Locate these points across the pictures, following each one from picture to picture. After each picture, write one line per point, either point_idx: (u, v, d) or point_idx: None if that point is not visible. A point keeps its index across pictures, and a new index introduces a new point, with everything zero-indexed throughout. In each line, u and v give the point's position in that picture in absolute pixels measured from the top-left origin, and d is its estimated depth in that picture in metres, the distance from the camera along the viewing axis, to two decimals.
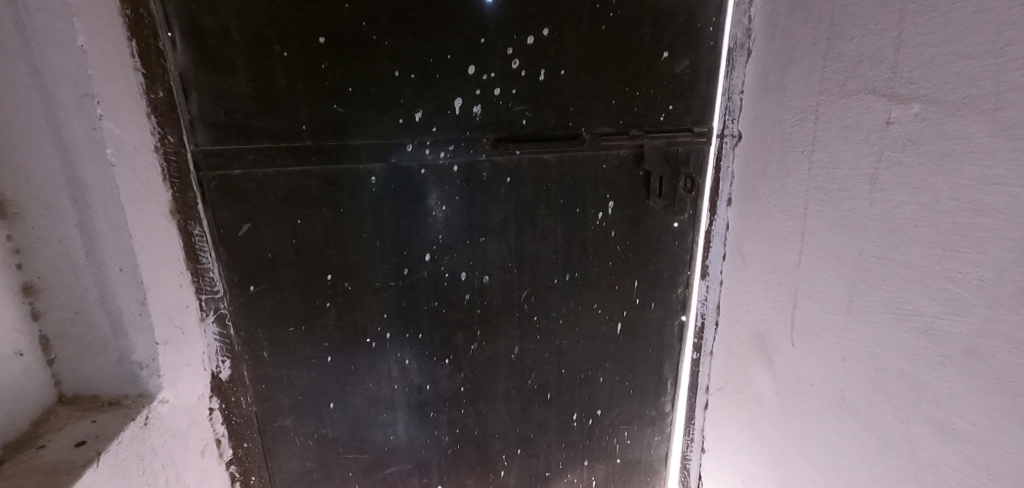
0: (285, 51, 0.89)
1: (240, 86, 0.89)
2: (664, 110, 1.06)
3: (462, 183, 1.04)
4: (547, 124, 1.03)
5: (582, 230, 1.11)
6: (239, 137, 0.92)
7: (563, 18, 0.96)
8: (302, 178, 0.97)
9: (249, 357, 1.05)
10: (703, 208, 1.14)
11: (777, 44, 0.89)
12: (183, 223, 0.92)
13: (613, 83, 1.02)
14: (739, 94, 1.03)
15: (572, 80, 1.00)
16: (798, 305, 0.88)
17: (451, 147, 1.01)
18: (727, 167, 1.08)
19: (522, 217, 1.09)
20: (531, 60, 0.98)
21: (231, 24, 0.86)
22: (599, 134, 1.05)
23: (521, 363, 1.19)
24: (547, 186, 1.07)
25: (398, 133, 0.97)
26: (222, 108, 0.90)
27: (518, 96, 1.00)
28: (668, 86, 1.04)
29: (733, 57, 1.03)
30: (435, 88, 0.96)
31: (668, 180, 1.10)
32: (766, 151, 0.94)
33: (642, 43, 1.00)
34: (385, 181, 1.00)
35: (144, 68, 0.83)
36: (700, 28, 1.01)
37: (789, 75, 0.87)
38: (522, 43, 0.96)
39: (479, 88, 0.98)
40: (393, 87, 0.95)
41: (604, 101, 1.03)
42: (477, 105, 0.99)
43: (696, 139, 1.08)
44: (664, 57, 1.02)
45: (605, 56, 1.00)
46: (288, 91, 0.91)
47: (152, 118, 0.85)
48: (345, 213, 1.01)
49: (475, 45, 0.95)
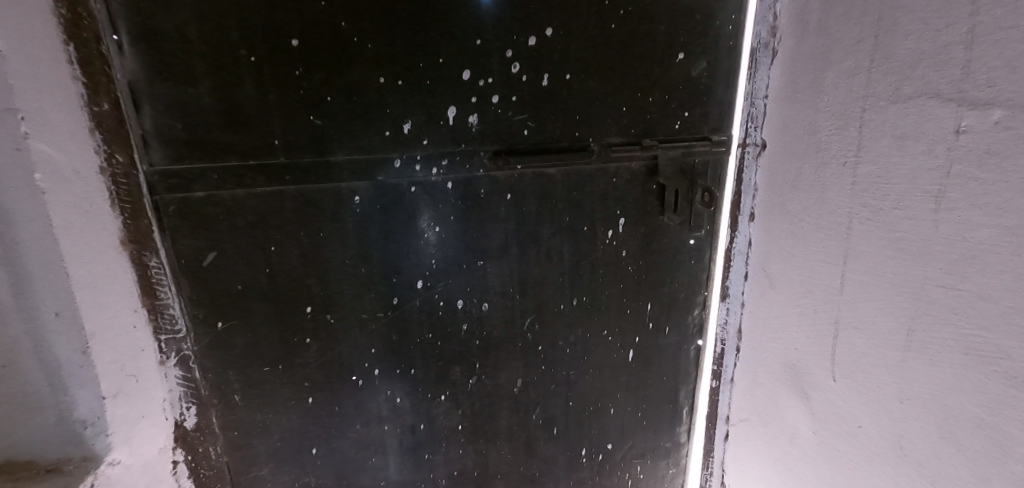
0: (252, 56, 0.77)
1: (202, 97, 0.78)
2: (679, 118, 0.96)
3: (458, 202, 0.93)
4: (551, 134, 0.92)
5: (591, 250, 1.01)
6: (202, 155, 0.80)
7: (568, 16, 0.85)
8: (276, 201, 0.85)
9: (218, 403, 0.91)
10: (722, 223, 1.04)
11: (810, 43, 0.80)
12: (137, 254, 0.80)
13: (624, 88, 0.92)
14: (763, 97, 0.93)
15: (578, 85, 0.90)
16: (841, 337, 0.79)
17: (445, 162, 0.90)
18: (750, 178, 0.98)
19: (525, 237, 0.98)
20: (533, 63, 0.87)
21: (190, 25, 0.74)
22: (609, 145, 0.95)
23: (525, 396, 1.08)
24: (550, 203, 0.97)
25: (385, 147, 0.86)
26: (179, 122, 0.78)
27: (520, 104, 0.89)
28: (683, 91, 0.94)
29: (756, 57, 0.93)
30: (426, 96, 0.86)
31: (683, 195, 1.00)
32: (798, 162, 0.85)
33: (655, 44, 0.90)
34: (370, 202, 0.89)
35: (86, 77, 0.71)
36: (719, 26, 0.91)
37: (826, 78, 0.77)
38: (523, 44, 0.86)
39: (476, 96, 0.87)
40: (378, 95, 0.84)
41: (614, 109, 0.93)
42: (473, 114, 0.88)
43: (714, 149, 0.98)
44: (680, 59, 0.92)
45: (615, 58, 0.89)
46: (257, 101, 0.80)
47: (97, 135, 0.73)
48: (327, 238, 0.89)
49: (470, 48, 0.84)
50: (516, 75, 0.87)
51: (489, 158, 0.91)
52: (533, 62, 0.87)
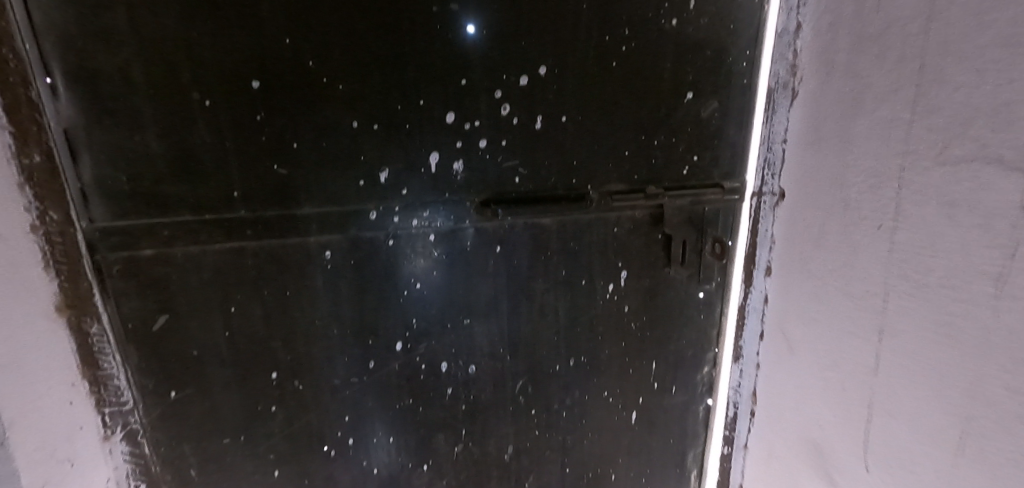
0: (206, 99, 0.68)
1: (149, 144, 0.69)
2: (687, 162, 0.87)
3: (442, 256, 0.84)
4: (545, 181, 0.83)
5: (590, 306, 0.92)
6: (151, 209, 0.71)
7: (564, 53, 0.76)
8: (236, 258, 0.76)
9: (171, 478, 0.82)
10: (734, 276, 0.94)
11: (836, 87, 0.70)
12: (76, 319, 0.71)
13: (626, 131, 0.83)
14: (781, 142, 0.82)
15: (576, 128, 0.81)
16: (874, 422, 0.69)
17: (427, 213, 0.81)
18: (766, 230, 0.88)
19: (515, 292, 0.88)
20: (525, 104, 0.78)
21: (134, 66, 0.65)
22: (609, 192, 0.86)
23: (517, 464, 0.98)
24: (543, 256, 0.87)
25: (358, 197, 0.77)
26: (124, 173, 0.69)
27: (510, 149, 0.80)
28: (692, 133, 0.85)
29: (774, 98, 0.82)
30: (404, 142, 0.77)
31: (691, 245, 0.91)
32: (821, 218, 0.75)
33: (661, 83, 0.81)
34: (343, 257, 0.80)
35: (14, 126, 0.62)
36: (731, 63, 0.82)
37: (856, 127, 0.67)
38: (513, 84, 0.77)
39: (461, 140, 0.78)
40: (350, 141, 0.75)
41: (615, 153, 0.84)
42: (458, 160, 0.79)
43: (726, 196, 0.89)
44: (688, 99, 0.83)
45: (616, 98, 0.80)
46: (213, 149, 0.71)
47: (28, 189, 0.65)
48: (294, 297, 0.80)
49: (454, 88, 0.75)
50: (505, 117, 0.78)
51: (474, 208, 0.82)
52: (524, 104, 0.78)
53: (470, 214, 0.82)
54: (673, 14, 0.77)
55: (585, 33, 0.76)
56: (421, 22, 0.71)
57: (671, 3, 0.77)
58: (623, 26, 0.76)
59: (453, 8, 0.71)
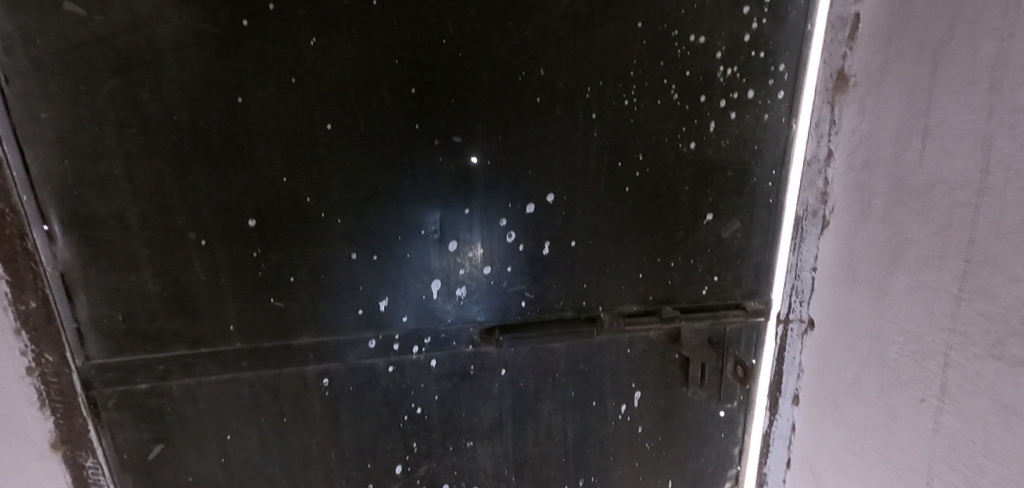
0: (202, 239, 0.67)
1: (145, 283, 0.67)
2: (707, 282, 0.81)
3: (443, 380, 0.80)
4: (553, 304, 0.78)
5: (600, 427, 0.86)
6: (146, 345, 0.70)
7: (573, 180, 0.72)
8: (232, 387, 0.74)
9: None
10: (759, 397, 0.87)
11: (871, 231, 0.64)
12: (71, 454, 0.71)
13: (640, 254, 0.77)
14: (811, 270, 0.76)
15: (586, 252, 0.76)
16: None
17: (428, 340, 0.77)
18: (794, 358, 0.81)
19: (521, 414, 0.84)
20: (532, 230, 0.74)
21: (130, 210, 0.64)
22: (621, 314, 0.80)
23: None
24: (550, 378, 0.83)
25: (357, 326, 0.75)
26: (120, 311, 0.68)
27: (515, 274, 0.76)
28: (712, 254, 0.79)
29: (803, 225, 0.76)
30: (404, 271, 0.73)
31: (711, 366, 0.85)
32: (855, 366, 0.68)
33: (678, 205, 0.75)
34: (341, 384, 0.77)
35: (10, 276, 0.62)
36: (756, 184, 0.76)
37: (892, 281, 0.61)
38: (519, 211, 0.73)
39: (464, 267, 0.75)
40: (348, 272, 0.72)
41: (628, 275, 0.79)
42: (461, 287, 0.76)
43: (750, 318, 0.82)
44: (708, 220, 0.77)
45: (629, 222, 0.75)
46: (209, 285, 0.69)
47: (24, 334, 0.64)
48: (291, 423, 0.77)
49: (457, 217, 0.72)
50: (511, 244, 0.74)
51: (478, 334, 0.78)
52: (530, 230, 0.74)
53: (474, 338, 0.78)
54: (691, 137, 0.72)
55: (596, 160, 0.71)
56: (422, 155, 0.68)
57: (688, 126, 0.72)
58: (637, 152, 0.72)
59: (455, 141, 0.68)
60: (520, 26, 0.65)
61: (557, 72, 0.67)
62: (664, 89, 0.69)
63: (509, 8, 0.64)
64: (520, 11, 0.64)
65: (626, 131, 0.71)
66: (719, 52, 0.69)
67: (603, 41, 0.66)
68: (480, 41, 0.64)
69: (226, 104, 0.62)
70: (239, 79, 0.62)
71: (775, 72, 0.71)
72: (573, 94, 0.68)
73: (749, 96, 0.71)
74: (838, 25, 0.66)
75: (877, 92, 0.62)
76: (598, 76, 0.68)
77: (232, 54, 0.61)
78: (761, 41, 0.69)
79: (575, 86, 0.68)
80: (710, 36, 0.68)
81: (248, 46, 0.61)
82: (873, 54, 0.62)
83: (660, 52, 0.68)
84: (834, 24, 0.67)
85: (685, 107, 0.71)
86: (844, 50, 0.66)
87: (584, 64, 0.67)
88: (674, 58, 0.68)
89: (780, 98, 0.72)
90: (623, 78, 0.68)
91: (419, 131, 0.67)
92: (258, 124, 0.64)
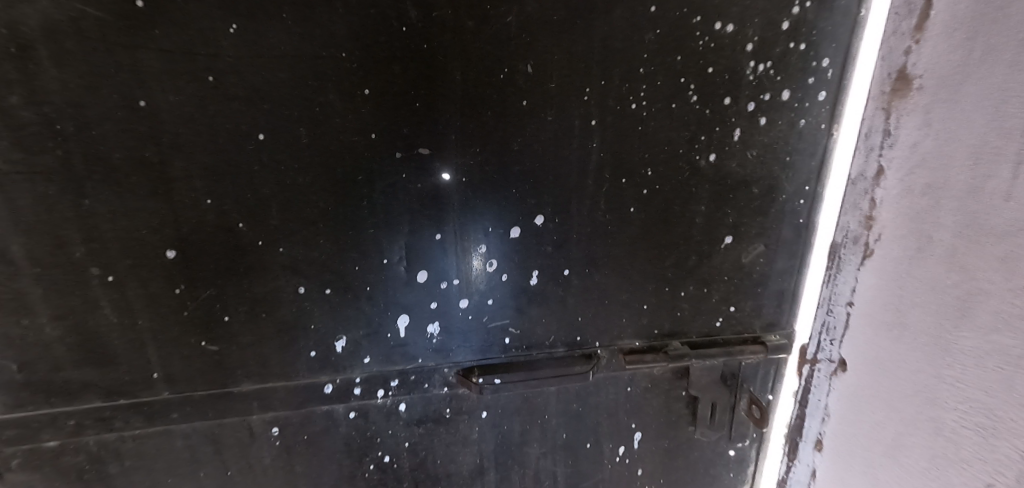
0: (108, 274, 0.54)
1: (42, 327, 0.55)
2: (723, 313, 0.69)
3: (414, 427, 0.68)
4: (542, 340, 0.67)
5: (596, 471, 0.76)
6: (51, 397, 0.57)
7: (567, 199, 0.60)
8: (163, 440, 0.62)
9: None
10: (776, 438, 0.77)
11: (931, 272, 0.52)
12: None
13: (645, 282, 0.66)
14: (846, 305, 0.63)
15: (582, 282, 0.65)
16: None
17: (395, 383, 0.66)
18: (819, 402, 0.69)
19: (506, 459, 0.73)
20: (518, 258, 0.62)
21: (12, 241, 0.51)
22: (622, 350, 0.69)
23: None
24: (539, 420, 0.72)
25: (309, 370, 0.63)
26: (13, 360, 0.55)
27: (497, 308, 0.64)
28: (729, 282, 0.67)
29: (841, 253, 0.63)
30: (364, 306, 0.62)
31: (722, 405, 0.74)
32: (898, 427, 0.57)
33: (692, 228, 0.63)
34: (293, 434, 0.65)
35: None
36: (784, 202, 0.64)
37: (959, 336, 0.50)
38: (502, 236, 0.61)
39: (437, 300, 0.63)
40: (297, 309, 0.60)
41: (630, 306, 0.67)
42: (433, 323, 0.64)
43: (770, 355, 0.71)
44: (726, 244, 0.65)
45: (633, 247, 0.64)
46: (123, 329, 0.57)
47: None
48: (237, 477, 0.66)
49: (427, 243, 0.60)
50: (491, 274, 0.63)
51: (455, 375, 0.66)
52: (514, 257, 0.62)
53: (449, 379, 0.67)
54: (711, 148, 0.60)
55: (594, 175, 0.59)
56: (381, 171, 0.55)
57: (708, 135, 0.59)
58: (645, 166, 0.59)
59: (423, 154, 0.55)
60: (502, 11, 0.51)
61: (548, 69, 0.54)
62: (681, 90, 0.56)
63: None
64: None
65: (632, 141, 0.58)
66: (750, 45, 0.56)
67: (606, 31, 0.53)
68: (452, 30, 0.51)
69: (126, 109, 0.49)
70: (142, 78, 0.48)
71: (817, 68, 0.58)
72: (568, 96, 0.55)
73: (784, 98, 0.58)
74: (903, 12, 0.53)
75: (949, 101, 0.49)
76: (599, 74, 0.54)
77: (129, 46, 0.47)
78: (802, 30, 0.56)
79: (570, 86, 0.54)
80: (740, 24, 0.55)
81: (149, 35, 0.47)
82: (948, 51, 0.49)
83: (676, 45, 0.54)
84: (899, 10, 0.53)
85: (706, 112, 0.58)
86: (908, 44, 0.53)
87: (583, 59, 0.54)
88: (694, 51, 0.55)
89: (821, 100, 0.59)
90: (631, 78, 0.55)
91: (376, 143, 0.54)
92: (169, 135, 0.51)
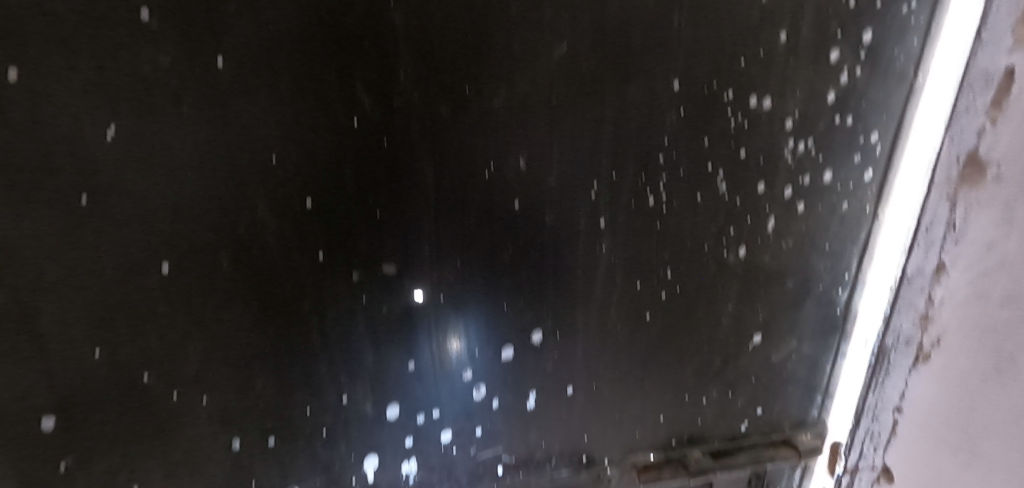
0: None
1: None
2: (749, 415, 0.60)
3: None
4: (544, 466, 0.55)
5: None
6: None
7: (571, 310, 0.49)
8: None
9: None
10: None
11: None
12: None
13: (661, 391, 0.55)
14: (894, 413, 0.54)
15: (588, 398, 0.53)
16: None
17: None
18: None
19: None
20: (512, 379, 0.50)
21: None
22: (636, 468, 0.58)
23: None
24: None
25: None
26: None
27: (488, 436, 0.52)
28: (756, 383, 0.58)
29: (886, 352, 0.54)
30: (319, 453, 0.48)
31: None
32: None
33: (717, 329, 0.53)
34: None
35: None
36: (818, 292, 0.55)
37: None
38: (493, 356, 0.49)
39: (413, 436, 0.50)
40: (227, 471, 0.45)
41: (646, 418, 0.56)
42: (409, 462, 0.51)
43: (805, 460, 0.62)
44: (755, 343, 0.55)
45: (649, 356, 0.53)
46: None
47: None
48: None
49: (399, 373, 0.48)
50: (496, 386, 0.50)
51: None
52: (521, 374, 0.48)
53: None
54: (741, 242, 0.49)
55: (604, 281, 0.48)
56: (336, 296, 0.43)
57: (738, 228, 0.49)
58: (665, 267, 0.49)
59: (388, 272, 0.44)
60: (486, 94, 0.39)
61: (545, 162, 0.42)
62: (709, 178, 0.46)
63: (467, 66, 0.38)
64: (486, 67, 0.38)
65: (649, 240, 0.47)
66: (790, 121, 0.45)
67: (620, 112, 0.41)
68: (420, 120, 0.39)
69: None
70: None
71: (865, 144, 0.48)
72: (570, 193, 0.43)
73: (825, 180, 0.49)
74: (977, 82, 0.43)
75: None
76: (611, 166, 0.43)
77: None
78: (850, 102, 0.46)
79: (574, 181, 0.43)
80: (779, 98, 0.44)
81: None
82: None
83: (704, 126, 0.43)
84: (970, 80, 0.43)
85: (736, 202, 0.47)
86: (979, 121, 0.43)
87: (590, 148, 0.42)
88: (724, 132, 0.44)
89: (866, 180, 0.50)
90: (649, 169, 0.44)
91: (328, 263, 0.42)
92: (26, 285, 0.35)
